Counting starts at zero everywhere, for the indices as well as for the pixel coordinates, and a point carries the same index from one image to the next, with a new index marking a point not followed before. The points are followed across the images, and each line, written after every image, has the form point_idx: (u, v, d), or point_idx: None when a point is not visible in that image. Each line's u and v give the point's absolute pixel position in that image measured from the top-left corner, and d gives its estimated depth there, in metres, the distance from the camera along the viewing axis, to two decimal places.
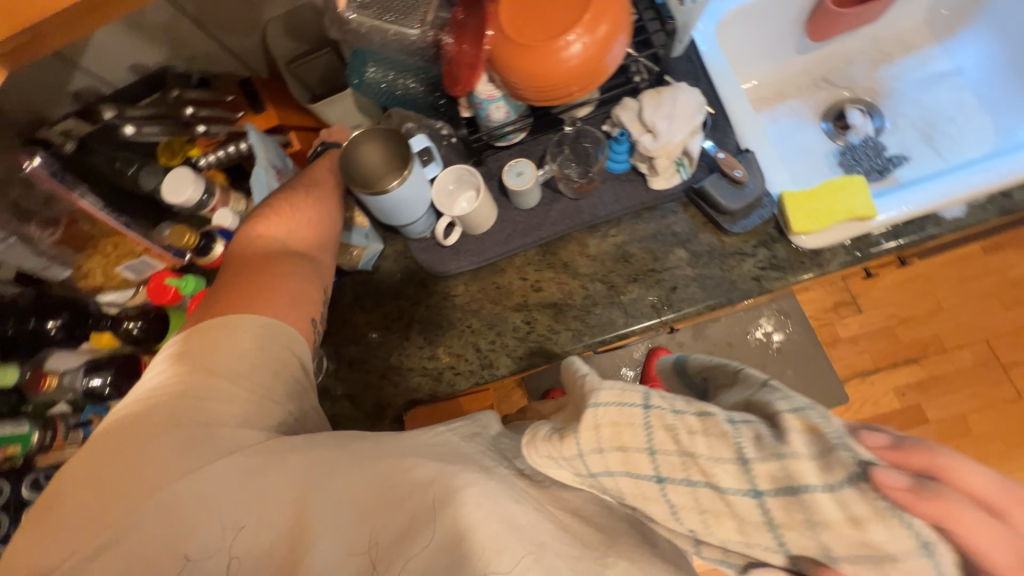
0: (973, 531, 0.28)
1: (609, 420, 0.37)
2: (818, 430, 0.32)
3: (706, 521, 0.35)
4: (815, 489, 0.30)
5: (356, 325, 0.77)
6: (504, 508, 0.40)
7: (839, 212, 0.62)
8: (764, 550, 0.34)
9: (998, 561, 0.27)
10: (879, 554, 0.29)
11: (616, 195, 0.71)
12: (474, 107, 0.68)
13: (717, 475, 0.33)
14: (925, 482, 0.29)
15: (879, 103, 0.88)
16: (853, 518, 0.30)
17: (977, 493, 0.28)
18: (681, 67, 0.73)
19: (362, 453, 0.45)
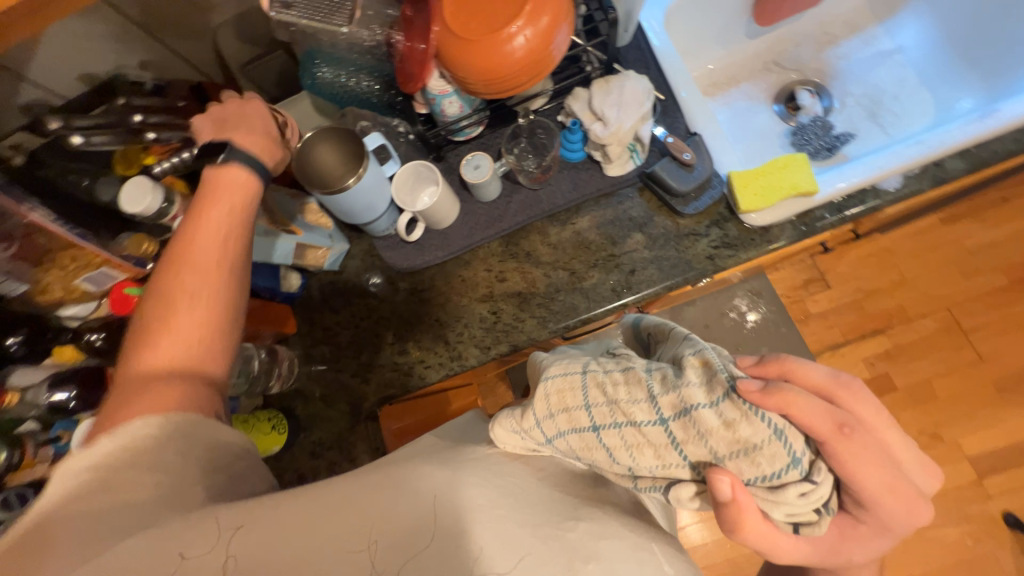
0: (801, 409, 0.39)
1: (556, 389, 0.48)
2: (709, 363, 0.43)
3: (632, 455, 0.44)
4: (702, 406, 0.41)
5: (326, 326, 0.78)
6: (465, 497, 0.42)
7: (783, 187, 0.65)
8: (676, 468, 0.43)
9: (822, 429, 0.39)
10: (747, 447, 0.40)
11: (572, 183, 0.73)
12: (428, 103, 0.69)
13: (634, 413, 0.44)
14: (769, 385, 0.40)
15: (828, 83, 0.90)
16: (727, 422, 0.40)
17: (812, 381, 0.42)
18: (630, 55, 0.75)
19: (361, 485, 0.43)
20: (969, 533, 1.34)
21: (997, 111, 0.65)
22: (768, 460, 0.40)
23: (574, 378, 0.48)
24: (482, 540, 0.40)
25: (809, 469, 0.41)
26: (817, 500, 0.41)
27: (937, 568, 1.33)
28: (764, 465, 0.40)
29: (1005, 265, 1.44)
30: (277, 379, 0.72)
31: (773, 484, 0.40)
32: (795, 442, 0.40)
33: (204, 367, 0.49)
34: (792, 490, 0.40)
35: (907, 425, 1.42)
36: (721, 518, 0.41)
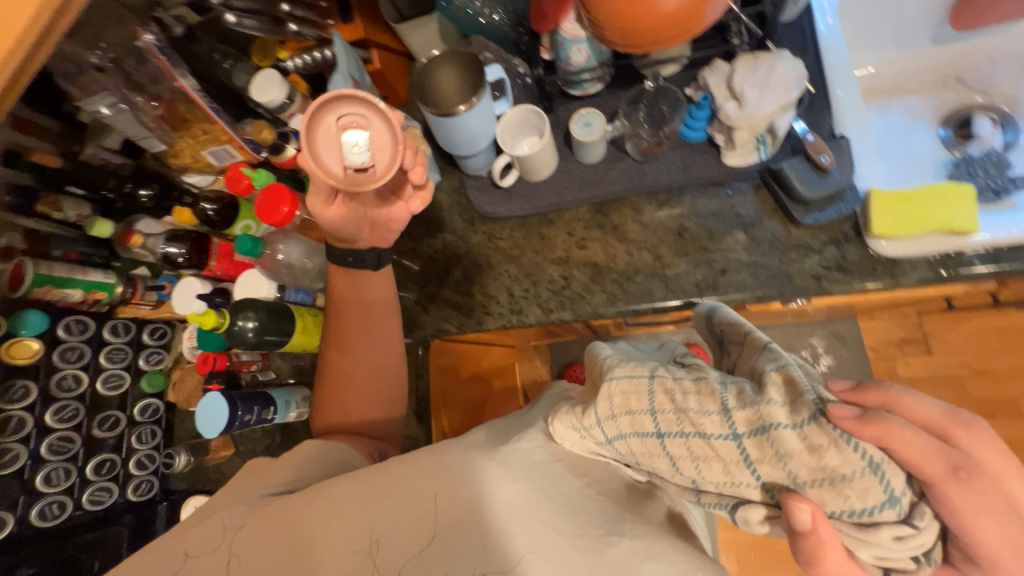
0: (906, 447, 0.35)
1: (620, 390, 0.46)
2: (794, 381, 0.39)
3: (698, 468, 0.43)
4: (783, 426, 0.38)
5: (400, 250, 0.80)
6: (506, 494, 0.47)
7: (931, 220, 0.56)
8: (744, 487, 0.41)
9: (933, 471, 0.34)
10: (834, 478, 0.37)
11: (681, 163, 0.67)
12: (554, 48, 0.66)
13: (704, 424, 0.41)
14: (869, 413, 0.36)
15: (1019, 114, 0.75)
16: (811, 446, 0.37)
17: (920, 417, 0.37)
18: (787, 35, 0.67)
19: (394, 476, 0.50)
20: None
21: None
22: (860, 497, 0.36)
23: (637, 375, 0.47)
24: (517, 543, 0.45)
25: (904, 510, 0.36)
26: (915, 548, 0.36)
27: None
28: (853, 501, 0.36)
29: None
30: None
31: (862, 521, 0.37)
32: (893, 478, 0.36)
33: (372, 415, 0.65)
34: (885, 534, 0.36)
35: None
36: (799, 549, 0.38)
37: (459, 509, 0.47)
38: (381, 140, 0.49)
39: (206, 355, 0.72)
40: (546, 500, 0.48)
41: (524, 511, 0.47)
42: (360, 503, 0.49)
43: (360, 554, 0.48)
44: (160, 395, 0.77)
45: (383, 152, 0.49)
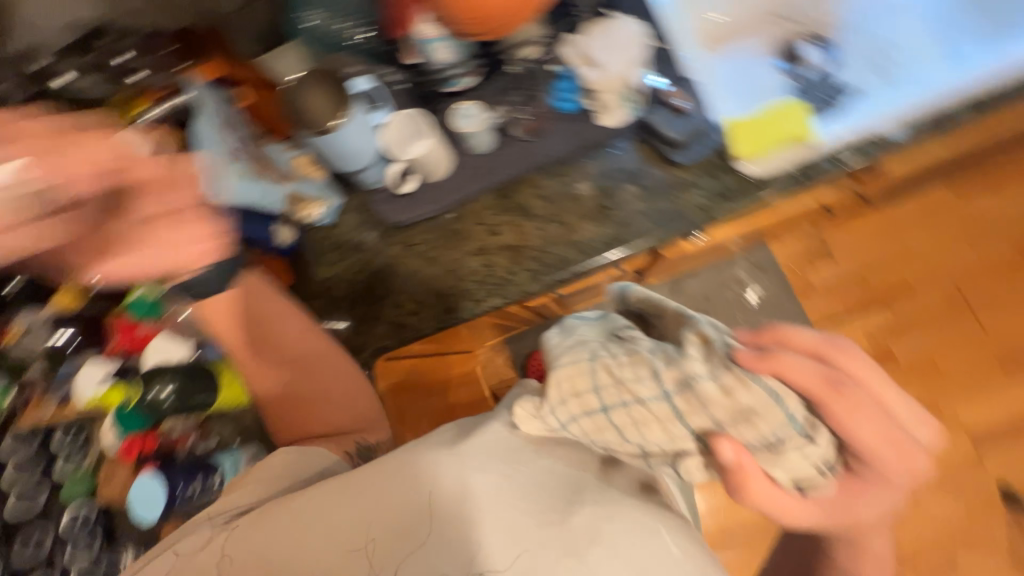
0: (795, 372, 0.44)
1: (565, 374, 0.50)
2: (708, 339, 0.45)
3: (641, 431, 0.48)
4: (703, 378, 0.44)
5: (318, 280, 0.78)
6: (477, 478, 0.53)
7: (776, 136, 0.65)
8: (680, 439, 0.47)
9: (818, 390, 0.45)
10: (747, 414, 0.44)
11: (565, 135, 0.71)
12: (420, 52, 0.67)
13: (639, 390, 0.46)
14: (764, 353, 0.45)
15: (834, 36, 0.87)
16: (725, 389, 0.44)
17: (804, 345, 0.49)
18: (627, 1, 0.72)
19: (366, 480, 0.55)
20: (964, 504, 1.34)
21: None
22: (764, 422, 0.44)
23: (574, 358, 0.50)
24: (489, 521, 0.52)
25: (809, 431, 0.46)
26: (818, 458, 0.47)
27: (936, 539, 1.33)
28: (762, 428, 0.45)
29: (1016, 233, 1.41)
30: None
31: (771, 446, 0.46)
32: (794, 403, 0.45)
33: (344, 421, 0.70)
34: (793, 452, 0.46)
35: None
36: (730, 484, 0.47)
37: (439, 505, 0.52)
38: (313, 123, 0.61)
39: (128, 441, 0.67)
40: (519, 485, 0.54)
41: (498, 496, 0.53)
42: (337, 503, 0.55)
43: (356, 551, 0.53)
44: (92, 498, 0.67)
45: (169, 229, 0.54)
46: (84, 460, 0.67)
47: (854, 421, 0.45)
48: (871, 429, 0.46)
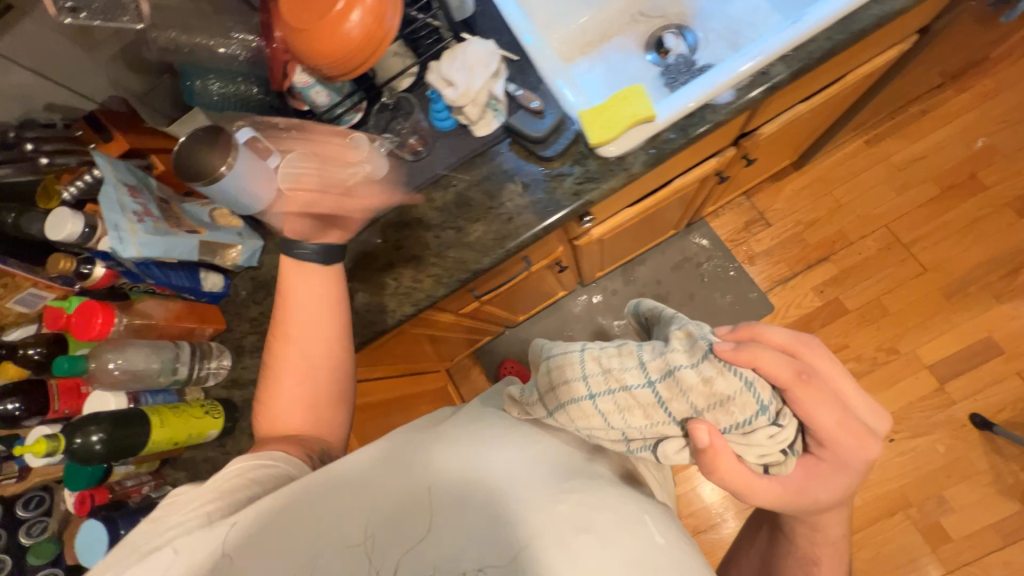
0: (763, 361, 0.53)
1: (555, 364, 0.56)
2: (691, 334, 0.56)
3: (625, 416, 0.54)
4: (683, 366, 0.53)
5: (252, 317, 0.85)
6: (502, 459, 0.53)
7: (624, 117, 0.70)
8: (662, 425, 0.54)
9: (786, 378, 0.53)
10: (723, 399, 0.52)
11: (448, 149, 0.78)
12: (301, 98, 0.75)
13: (626, 378, 0.54)
14: (740, 346, 0.54)
15: (690, 23, 0.96)
16: (705, 377, 0.52)
17: (780, 342, 0.57)
18: (484, 24, 0.81)
19: (397, 467, 0.52)
20: (941, 441, 1.35)
21: (805, 17, 0.70)
22: (738, 406, 0.52)
23: (567, 350, 0.58)
24: (514, 514, 0.48)
25: (776, 416, 0.54)
26: (782, 442, 0.54)
27: (915, 481, 1.34)
28: (737, 412, 0.52)
29: (935, 173, 1.47)
30: (208, 377, 0.81)
31: (746, 429, 0.53)
32: (764, 391, 0.53)
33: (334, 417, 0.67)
34: (762, 432, 0.53)
35: (862, 344, 1.44)
36: (704, 463, 0.52)
37: (452, 490, 0.50)
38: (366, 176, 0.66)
39: (83, 494, 0.74)
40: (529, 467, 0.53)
41: (509, 479, 0.51)
42: (360, 498, 0.50)
43: (354, 548, 0.47)
44: (56, 562, 0.75)
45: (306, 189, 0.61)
46: (49, 525, 0.77)
47: (813, 408, 0.53)
48: (832, 417, 0.54)
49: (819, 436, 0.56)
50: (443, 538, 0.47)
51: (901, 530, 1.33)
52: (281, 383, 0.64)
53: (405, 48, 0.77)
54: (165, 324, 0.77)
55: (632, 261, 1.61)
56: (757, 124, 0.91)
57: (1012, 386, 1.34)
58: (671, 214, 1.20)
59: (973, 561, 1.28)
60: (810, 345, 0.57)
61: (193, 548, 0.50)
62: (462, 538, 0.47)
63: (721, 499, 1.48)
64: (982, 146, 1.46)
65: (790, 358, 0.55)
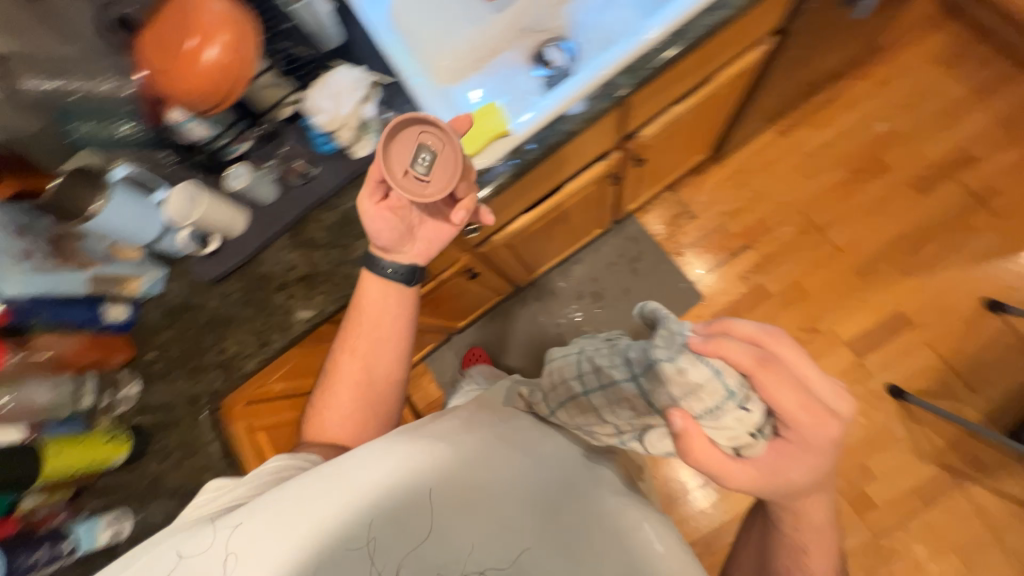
0: (730, 350, 0.59)
1: (557, 369, 0.73)
2: (670, 331, 0.62)
3: (615, 410, 0.66)
4: (662, 360, 0.60)
5: (155, 344, 0.87)
6: (530, 466, 0.69)
7: (484, 133, 0.76)
8: (647, 417, 0.63)
9: (751, 364, 0.59)
10: (695, 387, 0.59)
11: (333, 171, 0.82)
12: (176, 131, 0.76)
13: (614, 374, 0.66)
14: (708, 338, 0.60)
15: (569, 37, 1.01)
16: (680, 369, 0.59)
17: (746, 333, 0.63)
18: (360, 51, 0.86)
19: (457, 481, 0.64)
20: (862, 412, 1.41)
21: (641, 32, 0.76)
22: (708, 394, 0.59)
23: (568, 357, 0.73)
24: (530, 522, 0.65)
25: (745, 400, 0.60)
26: (750, 424, 0.61)
27: (840, 453, 1.40)
28: (707, 400, 0.58)
29: (843, 159, 1.55)
30: (120, 403, 0.84)
31: (717, 415, 0.60)
32: (731, 378, 0.60)
33: (380, 417, 0.82)
34: (732, 417, 0.60)
35: (786, 325, 1.50)
36: (680, 447, 0.60)
37: (455, 495, 0.64)
38: (448, 158, 0.66)
39: None
40: (512, 474, 0.67)
41: (494, 487, 0.65)
42: (416, 508, 0.62)
43: (359, 547, 0.61)
44: None
45: (445, 166, 0.66)
46: None
47: (775, 391, 0.59)
48: (792, 399, 0.60)
49: (785, 418, 0.62)
50: (440, 537, 0.62)
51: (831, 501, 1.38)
52: (337, 391, 0.81)
53: (283, 74, 0.80)
54: (72, 355, 0.78)
55: (568, 260, 1.66)
56: (634, 129, 0.97)
57: (923, 355, 1.41)
58: (583, 213, 1.26)
59: (898, 524, 1.35)
60: (776, 336, 0.63)
61: (246, 535, 0.61)
62: (459, 537, 0.62)
63: (664, 485, 1.52)
64: (883, 131, 1.54)
65: (755, 347, 0.61)
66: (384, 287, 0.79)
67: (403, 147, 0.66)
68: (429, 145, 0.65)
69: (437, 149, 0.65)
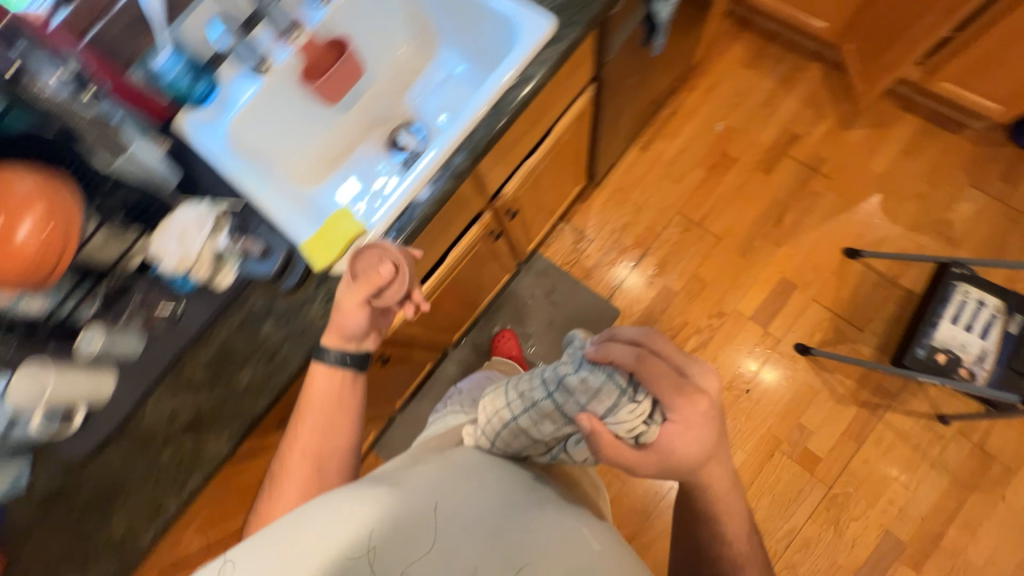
0: (615, 353, 0.70)
1: (487, 403, 0.81)
2: (574, 351, 0.76)
3: (539, 426, 0.75)
4: (568, 375, 0.72)
5: (27, 549, 0.76)
6: (509, 487, 0.72)
7: (340, 238, 0.78)
8: (563, 427, 0.74)
9: (629, 361, 0.69)
10: (596, 391, 0.69)
11: (200, 308, 0.79)
12: (10, 312, 0.71)
13: (534, 396, 0.75)
14: (599, 349, 0.72)
15: (417, 119, 1.08)
16: (583, 379, 0.71)
17: (628, 337, 0.72)
18: (207, 179, 0.87)
19: (453, 487, 0.67)
20: (781, 376, 1.54)
21: (463, 114, 0.82)
22: (604, 394, 0.69)
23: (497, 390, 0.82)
24: (525, 521, 0.65)
25: (632, 391, 0.68)
26: (642, 413, 0.68)
27: (776, 419, 1.51)
28: (605, 398, 0.68)
29: (698, 159, 1.75)
30: None
31: (615, 408, 0.68)
32: (623, 378, 0.69)
33: None
34: (624, 410, 0.67)
35: (697, 316, 1.62)
36: (593, 443, 0.67)
37: (456, 504, 0.63)
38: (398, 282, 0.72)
39: None
40: (497, 491, 0.69)
41: (488, 497, 0.67)
42: (420, 508, 0.62)
43: (357, 559, 0.56)
44: None
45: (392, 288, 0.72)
46: None
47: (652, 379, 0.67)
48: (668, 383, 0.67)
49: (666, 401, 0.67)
50: (449, 539, 0.59)
51: (782, 467, 1.47)
52: (284, 486, 0.73)
53: (122, 226, 0.78)
54: None
55: (490, 308, 1.70)
56: (495, 188, 1.03)
57: (814, 311, 1.57)
58: (484, 268, 1.31)
59: (843, 470, 1.45)
60: (653, 337, 0.72)
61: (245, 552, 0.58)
62: (463, 545, 0.59)
63: (638, 503, 1.52)
64: (722, 129, 1.77)
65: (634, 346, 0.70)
66: (335, 374, 0.76)
67: (368, 262, 0.72)
68: (387, 268, 0.71)
69: (391, 276, 0.71)
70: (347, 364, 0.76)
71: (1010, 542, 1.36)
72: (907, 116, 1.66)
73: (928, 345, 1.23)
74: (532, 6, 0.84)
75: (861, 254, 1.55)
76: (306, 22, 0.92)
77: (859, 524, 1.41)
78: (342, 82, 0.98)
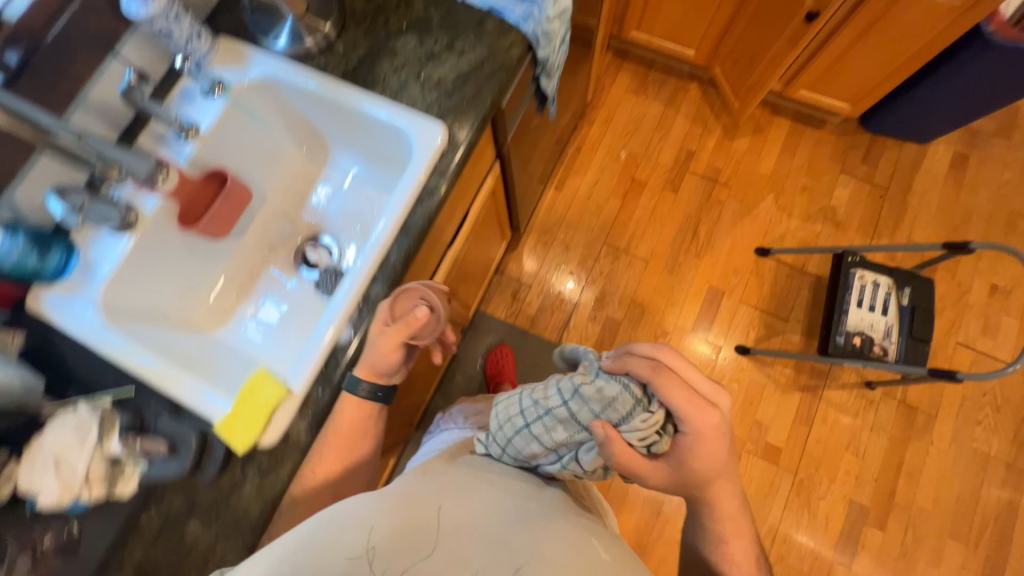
0: (630, 364, 0.70)
1: (500, 409, 0.77)
2: (589, 360, 0.76)
3: (552, 433, 0.72)
4: (586, 383, 0.72)
5: None
6: (516, 491, 0.71)
7: (262, 410, 0.70)
8: (576, 436, 0.72)
9: (645, 376, 0.69)
10: (610, 400, 0.70)
11: (105, 526, 0.68)
12: None
13: (550, 403, 0.73)
14: (615, 359, 0.73)
15: (324, 229, 1.00)
16: (598, 388, 0.70)
17: (642, 351, 0.73)
18: (84, 365, 0.76)
19: (462, 494, 0.67)
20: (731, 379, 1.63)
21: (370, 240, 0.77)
22: (620, 403, 0.69)
23: (510, 397, 0.78)
24: (531, 526, 0.64)
25: (649, 406, 0.70)
26: (655, 425, 0.70)
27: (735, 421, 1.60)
28: (620, 408, 0.69)
29: (611, 189, 1.83)
30: None
31: (630, 418, 0.69)
32: (637, 389, 0.70)
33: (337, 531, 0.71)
34: (638, 419, 0.69)
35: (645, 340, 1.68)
36: (604, 447, 0.68)
37: (457, 508, 0.64)
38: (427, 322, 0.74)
39: None
40: (505, 493, 0.70)
41: (499, 507, 0.66)
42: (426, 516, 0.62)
43: (358, 560, 0.57)
44: None
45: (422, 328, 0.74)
46: None
47: (668, 393, 0.68)
48: (682, 399, 0.69)
49: (680, 415, 0.70)
50: (451, 547, 0.59)
51: (751, 465, 1.56)
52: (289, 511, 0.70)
53: None
54: None
55: (445, 376, 1.64)
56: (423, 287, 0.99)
57: (744, 311, 1.69)
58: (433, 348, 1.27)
59: (801, 453, 1.56)
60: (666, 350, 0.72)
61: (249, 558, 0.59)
62: (461, 546, 0.60)
63: (632, 537, 1.54)
64: (626, 156, 1.85)
65: (650, 358, 0.71)
66: (361, 407, 0.76)
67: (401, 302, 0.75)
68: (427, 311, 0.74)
69: (422, 316, 0.74)
70: (375, 399, 0.76)
71: (947, 481, 1.53)
72: (778, 119, 1.85)
73: (845, 332, 1.36)
74: (419, 114, 0.82)
75: (771, 252, 1.69)
76: (172, 161, 0.82)
77: (827, 500, 1.53)
78: (229, 214, 0.88)
